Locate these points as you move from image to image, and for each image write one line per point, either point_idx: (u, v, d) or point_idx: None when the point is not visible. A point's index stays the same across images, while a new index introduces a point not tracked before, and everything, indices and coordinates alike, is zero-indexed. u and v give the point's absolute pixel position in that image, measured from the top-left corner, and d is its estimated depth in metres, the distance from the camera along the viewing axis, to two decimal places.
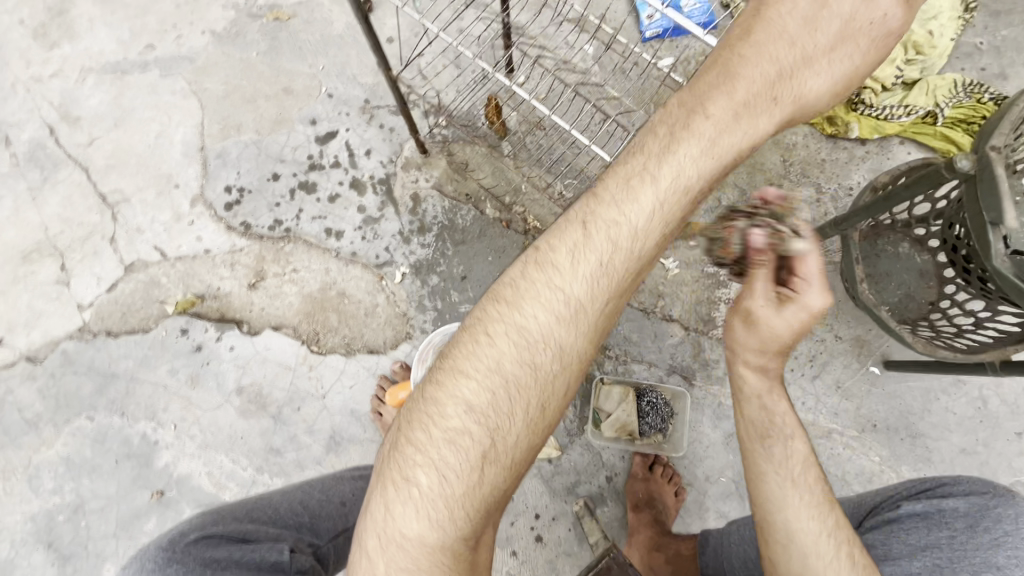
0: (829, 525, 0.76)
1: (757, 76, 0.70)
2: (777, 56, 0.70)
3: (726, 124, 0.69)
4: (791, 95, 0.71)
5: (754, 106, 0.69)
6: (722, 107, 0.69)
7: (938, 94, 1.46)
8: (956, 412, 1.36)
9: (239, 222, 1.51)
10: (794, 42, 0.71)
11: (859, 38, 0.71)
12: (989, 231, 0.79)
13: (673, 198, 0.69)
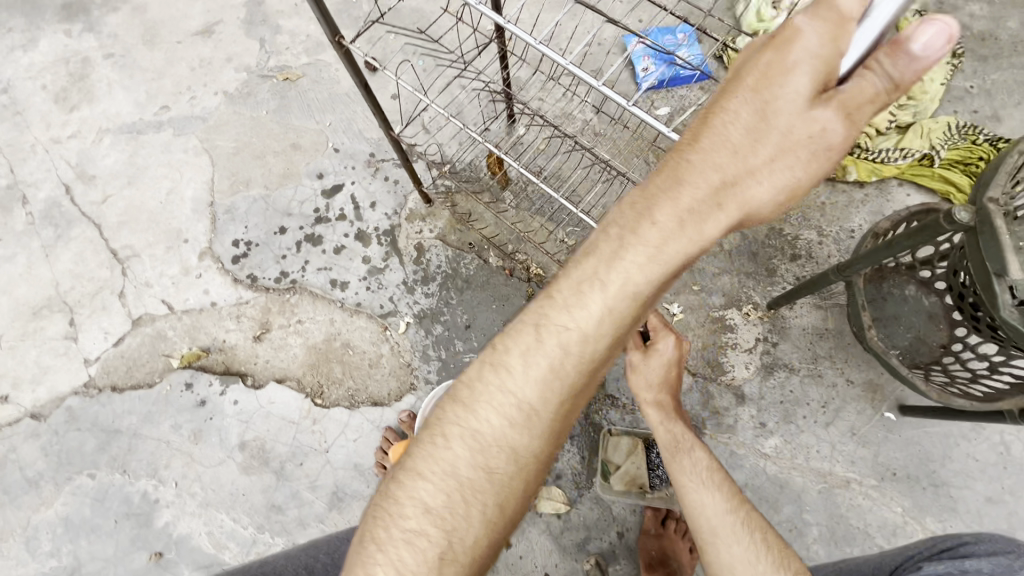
0: (742, 516, 0.83)
1: (693, 187, 0.57)
2: (713, 164, 0.57)
3: (662, 241, 0.59)
4: (734, 209, 0.57)
5: (683, 227, 0.58)
6: (656, 223, 0.59)
7: (932, 137, 1.49)
8: (978, 458, 1.31)
9: (245, 274, 1.53)
10: (732, 146, 0.56)
11: (802, 150, 0.54)
12: (994, 282, 0.78)
13: (621, 306, 0.62)
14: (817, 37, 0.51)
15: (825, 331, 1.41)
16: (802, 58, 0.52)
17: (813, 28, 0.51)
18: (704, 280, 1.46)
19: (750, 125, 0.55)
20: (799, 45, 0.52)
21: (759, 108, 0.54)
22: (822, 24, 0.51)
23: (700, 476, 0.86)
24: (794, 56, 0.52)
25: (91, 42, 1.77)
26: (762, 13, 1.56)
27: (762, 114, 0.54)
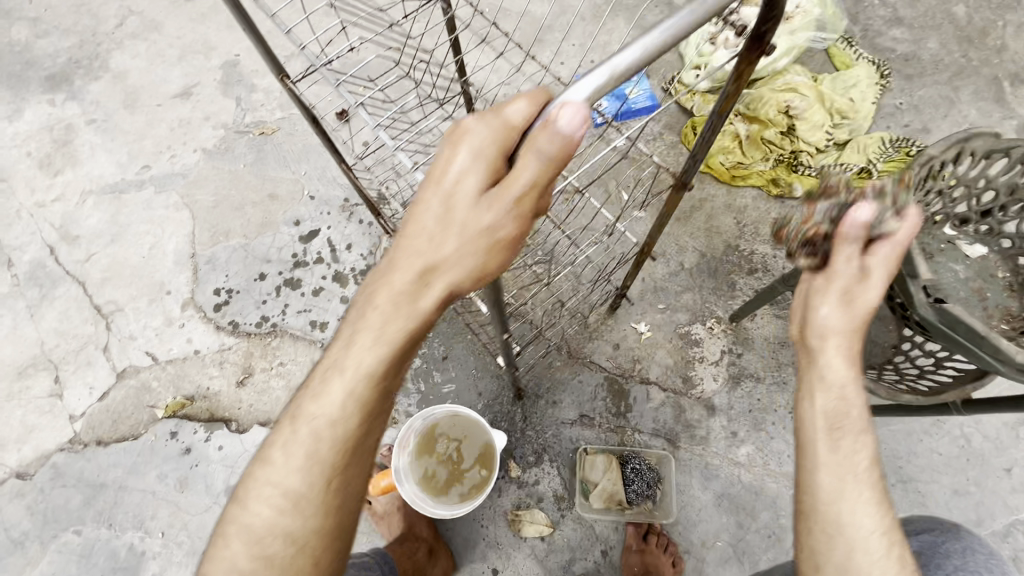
0: (886, 522, 0.62)
1: (412, 269, 0.59)
2: (419, 250, 0.58)
3: (387, 316, 0.60)
4: (431, 288, 0.59)
5: (401, 306, 0.60)
6: (381, 304, 0.60)
7: (869, 152, 1.60)
8: (942, 452, 1.36)
9: (227, 321, 1.57)
10: (436, 230, 0.57)
11: (488, 230, 0.56)
12: (909, 283, 0.85)
13: (362, 390, 0.62)
14: (501, 135, 0.55)
15: (786, 340, 1.47)
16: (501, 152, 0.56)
17: (478, 128, 0.55)
18: (668, 298, 1.53)
19: (456, 211, 0.57)
20: (471, 144, 0.55)
21: (460, 196, 0.56)
22: (489, 123, 0.55)
23: (845, 473, 0.63)
24: (465, 138, 0.56)
25: (74, 109, 1.86)
26: (701, 48, 1.69)
27: (461, 204, 0.56)
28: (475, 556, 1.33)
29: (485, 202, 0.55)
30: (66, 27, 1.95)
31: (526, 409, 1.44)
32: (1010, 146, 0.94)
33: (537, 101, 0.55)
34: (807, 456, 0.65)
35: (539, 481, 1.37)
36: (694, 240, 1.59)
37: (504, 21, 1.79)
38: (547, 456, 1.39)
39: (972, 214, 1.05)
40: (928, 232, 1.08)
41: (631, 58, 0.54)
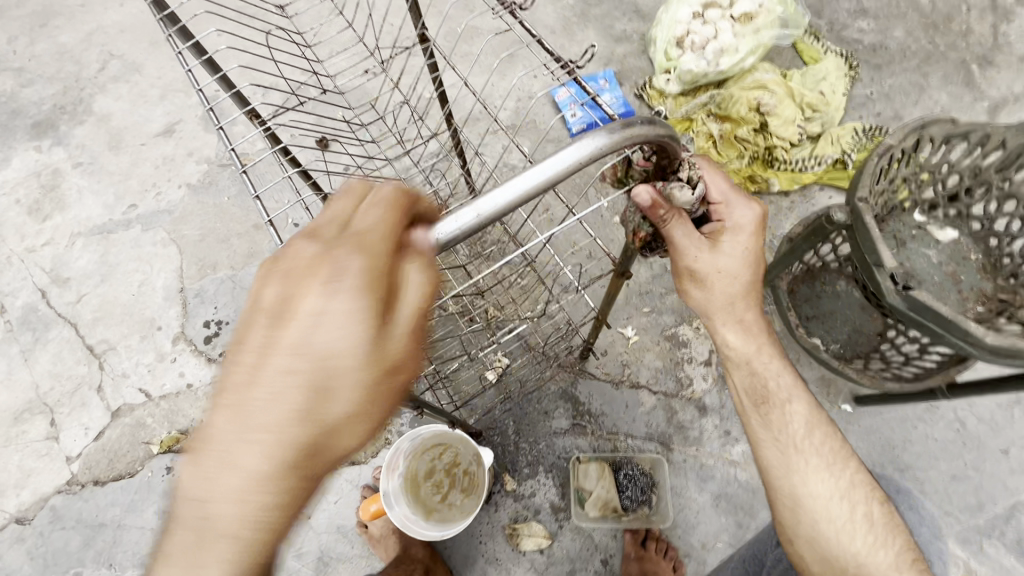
0: (841, 487, 0.84)
1: (242, 408, 0.52)
2: (247, 387, 0.52)
3: (238, 463, 0.51)
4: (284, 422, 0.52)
5: (254, 450, 0.51)
6: (225, 450, 0.52)
7: (843, 143, 1.62)
8: (937, 438, 1.35)
9: (219, 353, 1.59)
10: (263, 356, 0.53)
11: (345, 357, 0.52)
12: (876, 273, 0.86)
13: (246, 572, 0.52)
14: (329, 251, 0.53)
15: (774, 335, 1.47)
16: (327, 264, 0.53)
17: (293, 256, 0.54)
18: (653, 301, 1.53)
19: (278, 330, 0.53)
20: (290, 268, 0.53)
21: (282, 320, 0.53)
22: (308, 252, 0.54)
23: (788, 448, 0.86)
24: (274, 275, 0.54)
25: (60, 154, 1.89)
26: (669, 52, 1.71)
27: (280, 329, 0.53)
28: (475, 574, 1.32)
29: (330, 329, 0.52)
30: (50, 75, 1.99)
31: (518, 422, 1.44)
32: (969, 130, 0.94)
33: (379, 213, 0.54)
34: (759, 439, 0.89)
35: (535, 493, 1.37)
36: None
37: (474, 40, 1.82)
38: (542, 467, 1.39)
39: (939, 200, 1.08)
40: (900, 219, 1.10)
41: (506, 198, 0.51)
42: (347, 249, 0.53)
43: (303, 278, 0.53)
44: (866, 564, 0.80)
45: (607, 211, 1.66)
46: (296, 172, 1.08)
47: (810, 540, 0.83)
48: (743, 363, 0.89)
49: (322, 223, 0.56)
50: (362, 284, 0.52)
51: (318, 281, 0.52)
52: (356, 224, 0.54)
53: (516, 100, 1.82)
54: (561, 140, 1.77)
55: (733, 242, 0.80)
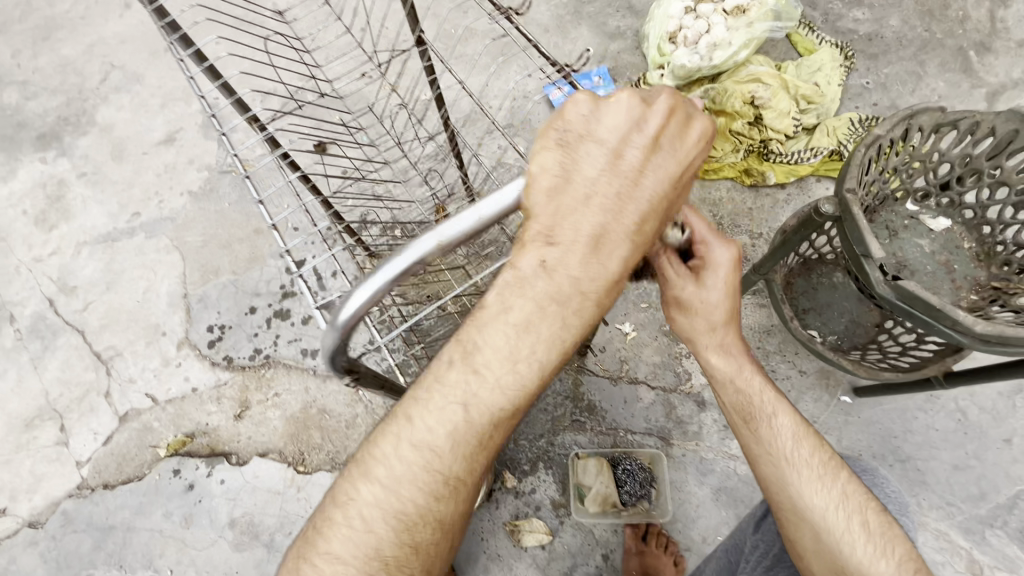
0: (835, 495, 0.82)
1: (539, 338, 0.61)
2: (537, 318, 0.61)
3: (511, 384, 0.61)
4: (576, 342, 0.62)
5: (530, 373, 0.61)
6: (498, 380, 0.61)
7: (839, 134, 1.61)
8: (938, 428, 1.35)
9: (222, 356, 1.61)
10: (577, 283, 0.60)
11: (567, 320, 0.61)
12: (865, 263, 0.86)
13: (434, 484, 0.64)
14: (647, 181, 0.60)
15: (771, 328, 1.47)
16: (623, 199, 0.60)
17: (612, 223, 0.60)
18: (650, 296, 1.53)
19: (586, 258, 0.60)
20: (534, 246, 0.61)
21: (587, 244, 0.60)
22: (566, 226, 0.60)
23: (781, 461, 0.85)
24: (574, 238, 0.60)
25: (65, 165, 1.93)
26: (662, 47, 1.71)
27: (594, 255, 0.60)
28: (477, 570, 1.33)
29: (538, 276, 0.61)
30: (53, 87, 2.02)
31: (517, 420, 1.44)
32: (957, 118, 0.94)
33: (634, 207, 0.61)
34: (754, 454, 0.88)
35: (535, 490, 1.38)
36: None
37: (468, 41, 1.83)
38: (542, 464, 1.40)
39: (932, 188, 1.08)
40: (892, 210, 1.10)
41: (458, 230, 0.55)
42: (670, 175, 0.61)
43: (621, 203, 0.60)
44: (871, 575, 0.78)
45: None
46: (293, 172, 1.09)
47: (815, 551, 0.82)
48: (726, 381, 0.90)
49: (605, 135, 0.60)
50: (598, 224, 0.60)
51: (640, 210, 0.60)
52: (653, 155, 0.60)
53: (511, 99, 1.83)
54: None
55: (713, 281, 0.82)
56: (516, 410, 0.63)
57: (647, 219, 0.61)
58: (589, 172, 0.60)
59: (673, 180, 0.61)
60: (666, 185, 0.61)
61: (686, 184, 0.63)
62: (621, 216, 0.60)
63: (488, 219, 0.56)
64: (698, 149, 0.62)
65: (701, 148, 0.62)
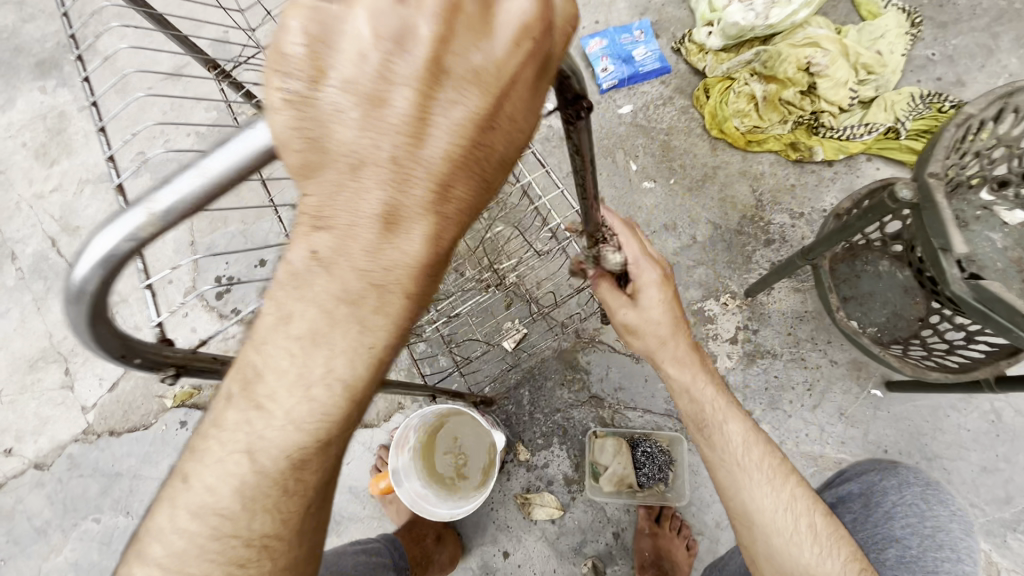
0: (784, 499, 0.81)
1: (333, 351, 0.45)
2: (324, 331, 0.44)
3: (308, 419, 0.47)
4: (388, 349, 0.46)
5: (337, 400, 0.47)
6: (288, 412, 0.47)
7: (897, 109, 1.48)
8: (970, 428, 1.30)
9: (230, 309, 1.56)
10: (369, 285, 0.43)
11: (348, 343, 0.44)
12: (942, 257, 0.78)
13: (238, 555, 0.50)
14: (431, 140, 0.39)
15: (804, 314, 1.41)
16: (403, 162, 0.40)
17: (405, 200, 0.41)
18: (680, 274, 1.48)
19: (372, 250, 0.42)
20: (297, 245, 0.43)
21: (371, 232, 0.42)
22: (328, 217, 0.42)
23: (732, 465, 0.85)
24: (342, 233, 0.42)
25: (65, 96, 1.82)
26: (714, 2, 1.57)
27: (384, 242, 0.42)
28: (485, 539, 1.32)
29: (313, 282, 0.44)
30: (52, 10, 1.89)
31: (533, 392, 1.42)
32: None
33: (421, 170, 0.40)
34: (711, 461, 0.88)
35: (548, 464, 1.35)
36: (706, 212, 1.52)
37: None
38: (556, 438, 1.37)
39: (1012, 176, 0.99)
40: (962, 198, 1.03)
41: (173, 197, 0.36)
42: (471, 108, 0.38)
43: (400, 169, 0.40)
44: (818, 574, 0.77)
45: (635, 175, 1.57)
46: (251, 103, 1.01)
47: (765, 557, 0.80)
48: (681, 389, 0.90)
49: (344, 57, 0.37)
50: (380, 202, 0.41)
51: (434, 174, 0.40)
52: (430, 89, 0.38)
53: None
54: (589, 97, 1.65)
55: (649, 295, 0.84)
56: (325, 444, 0.49)
57: (460, 183, 0.41)
58: (335, 121, 0.38)
59: (476, 121, 0.39)
60: (468, 131, 0.39)
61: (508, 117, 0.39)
62: (407, 185, 0.41)
63: (212, 182, 0.36)
64: (511, 55, 0.37)
65: (521, 51, 0.37)
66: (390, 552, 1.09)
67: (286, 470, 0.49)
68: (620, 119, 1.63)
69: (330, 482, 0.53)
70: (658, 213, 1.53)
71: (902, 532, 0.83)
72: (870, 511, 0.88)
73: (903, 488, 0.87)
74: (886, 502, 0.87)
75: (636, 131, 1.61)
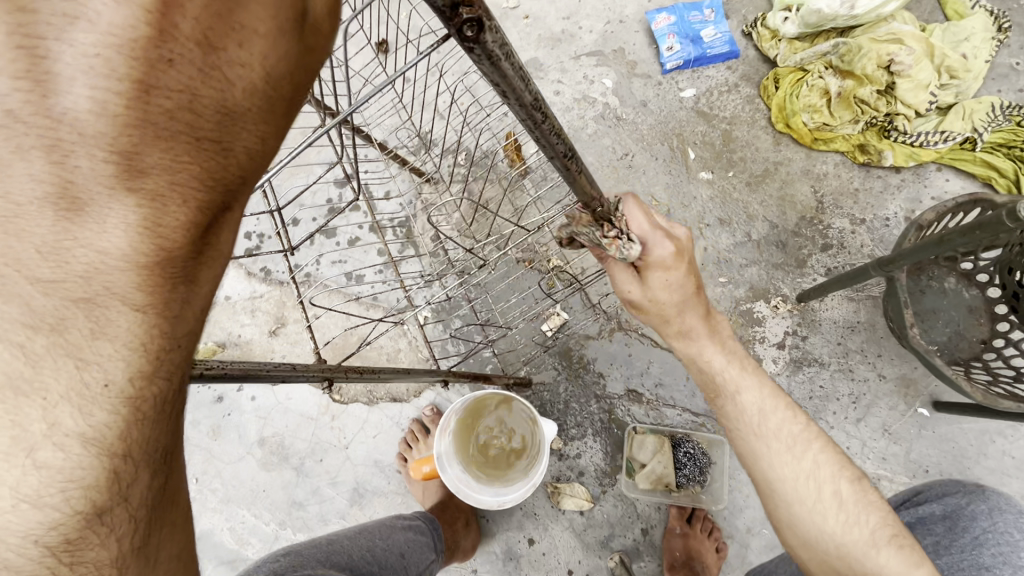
0: (806, 465, 0.71)
1: (49, 394, 0.35)
2: (24, 375, 0.35)
3: (46, 474, 0.35)
4: (132, 377, 0.37)
5: (88, 455, 0.36)
6: (11, 487, 0.35)
7: (975, 118, 1.40)
8: (1015, 456, 1.27)
9: (259, 267, 1.49)
10: (69, 300, 0.35)
11: (67, 359, 0.35)
12: None
13: None
14: (78, 106, 0.34)
15: (856, 325, 1.36)
16: (64, 141, 0.34)
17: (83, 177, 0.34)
18: (732, 271, 1.42)
19: (50, 249, 0.35)
20: None
21: (47, 220, 0.35)
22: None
23: (749, 434, 0.74)
24: (12, 240, 0.34)
25: None
26: None
27: (65, 233, 0.35)
28: (511, 525, 1.30)
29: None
30: None
31: (570, 380, 1.37)
32: None
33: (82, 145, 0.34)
34: (729, 435, 0.78)
35: (581, 455, 1.32)
36: (763, 211, 1.46)
37: None
38: (590, 430, 1.33)
39: None
40: None
41: None
42: (107, 48, 0.33)
43: (55, 147, 0.34)
44: (846, 545, 0.67)
45: (693, 165, 1.50)
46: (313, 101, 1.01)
47: (788, 527, 0.71)
48: (702, 364, 0.78)
49: None
50: (47, 185, 0.34)
51: (98, 141, 0.34)
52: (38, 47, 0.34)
53: (605, 22, 1.61)
54: (650, 76, 1.57)
55: (658, 276, 0.72)
56: (95, 510, 0.37)
57: (159, 158, 0.35)
58: None
59: (132, 59, 0.33)
60: (124, 70, 0.33)
61: (191, 38, 0.34)
62: (72, 160, 0.34)
63: None
64: None
65: None
66: (429, 533, 1.08)
67: (46, 556, 0.36)
68: (681, 103, 1.54)
69: (139, 556, 0.39)
70: (713, 206, 1.47)
71: (993, 561, 0.77)
72: (954, 536, 0.82)
73: (995, 515, 0.80)
74: (975, 528, 0.81)
75: (697, 117, 1.53)
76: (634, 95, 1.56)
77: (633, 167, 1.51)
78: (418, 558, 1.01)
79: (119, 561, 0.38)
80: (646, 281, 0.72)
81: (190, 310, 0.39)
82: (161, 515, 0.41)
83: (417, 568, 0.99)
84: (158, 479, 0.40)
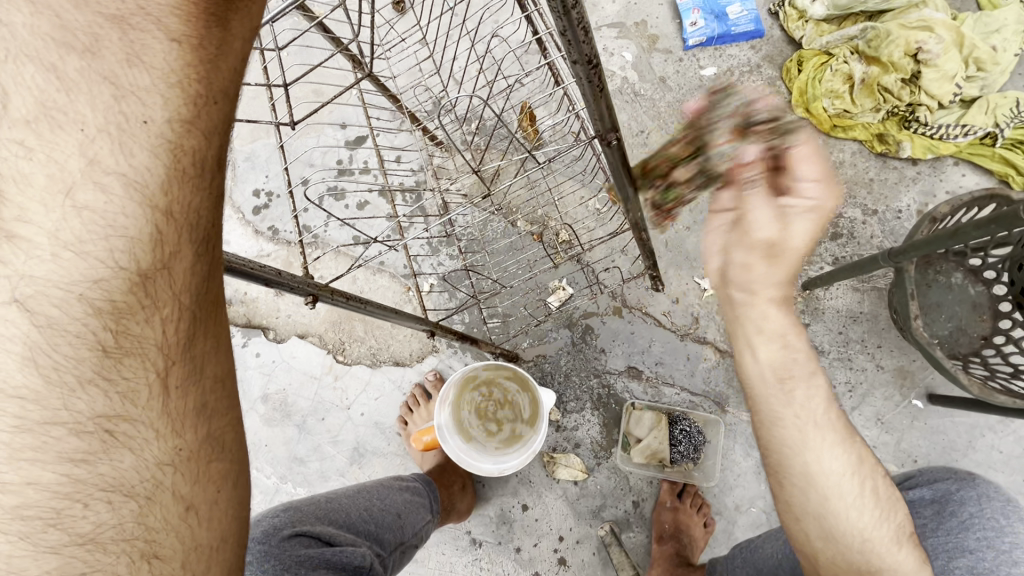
0: (872, 520, 0.72)
1: (105, 135, 0.42)
2: (60, 103, 0.42)
3: (99, 222, 0.42)
4: (171, 121, 0.43)
5: (131, 206, 0.42)
6: (61, 234, 0.41)
7: (998, 113, 1.37)
8: (1004, 451, 1.29)
9: (267, 226, 1.49)
10: (106, 24, 0.43)
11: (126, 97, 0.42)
12: None
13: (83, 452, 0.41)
14: None
15: (859, 315, 1.37)
16: None
17: None
18: None
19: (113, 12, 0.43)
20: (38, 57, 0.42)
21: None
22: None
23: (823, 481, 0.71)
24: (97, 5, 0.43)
25: None
26: None
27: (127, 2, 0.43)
28: (506, 491, 1.33)
29: (20, 28, 0.43)
30: None
31: (571, 355, 1.39)
32: None
33: None
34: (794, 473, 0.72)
35: (578, 427, 1.34)
36: None
37: None
38: (588, 403, 1.36)
39: None
40: None
41: None
42: None
43: None
44: (872, 539, 0.72)
45: None
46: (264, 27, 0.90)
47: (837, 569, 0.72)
48: (772, 334, 0.71)
49: None
50: None
51: None
52: None
53: None
54: (671, 52, 1.53)
55: (803, 222, 0.66)
56: (139, 276, 0.43)
57: None
58: None
59: None
60: None
61: None
62: None
63: None
64: None
65: None
66: (427, 494, 1.04)
67: (90, 318, 0.42)
68: (701, 81, 1.52)
69: (184, 352, 0.45)
70: None
71: (976, 545, 0.79)
72: (941, 520, 0.84)
73: (983, 501, 0.82)
74: (962, 513, 0.82)
75: None
76: (654, 71, 1.53)
77: (647, 145, 1.49)
78: (414, 519, 0.98)
79: (165, 351, 0.44)
80: (787, 221, 0.66)
81: (227, 57, 0.45)
82: (205, 319, 0.46)
83: (413, 529, 0.97)
84: (201, 266, 0.46)
